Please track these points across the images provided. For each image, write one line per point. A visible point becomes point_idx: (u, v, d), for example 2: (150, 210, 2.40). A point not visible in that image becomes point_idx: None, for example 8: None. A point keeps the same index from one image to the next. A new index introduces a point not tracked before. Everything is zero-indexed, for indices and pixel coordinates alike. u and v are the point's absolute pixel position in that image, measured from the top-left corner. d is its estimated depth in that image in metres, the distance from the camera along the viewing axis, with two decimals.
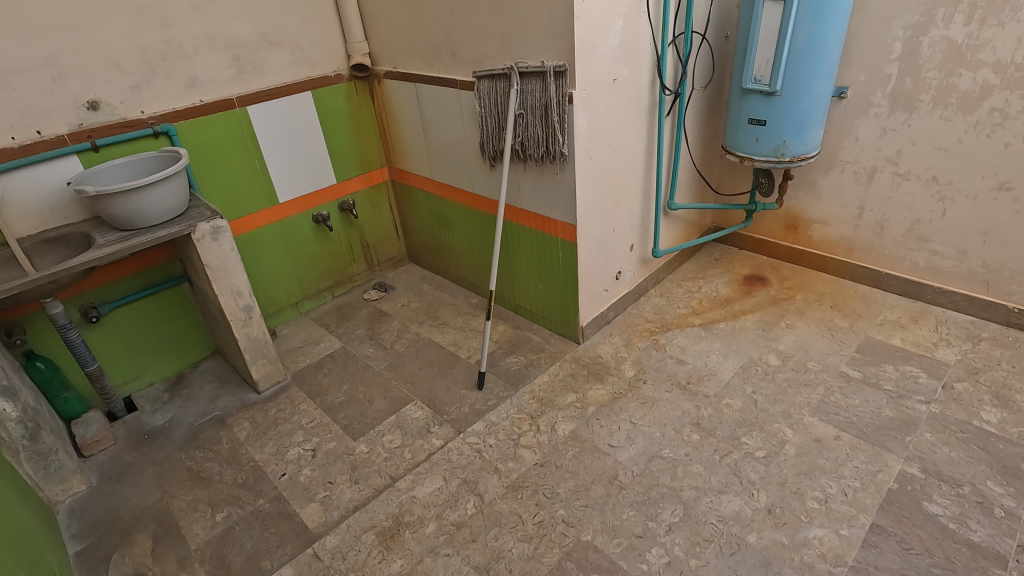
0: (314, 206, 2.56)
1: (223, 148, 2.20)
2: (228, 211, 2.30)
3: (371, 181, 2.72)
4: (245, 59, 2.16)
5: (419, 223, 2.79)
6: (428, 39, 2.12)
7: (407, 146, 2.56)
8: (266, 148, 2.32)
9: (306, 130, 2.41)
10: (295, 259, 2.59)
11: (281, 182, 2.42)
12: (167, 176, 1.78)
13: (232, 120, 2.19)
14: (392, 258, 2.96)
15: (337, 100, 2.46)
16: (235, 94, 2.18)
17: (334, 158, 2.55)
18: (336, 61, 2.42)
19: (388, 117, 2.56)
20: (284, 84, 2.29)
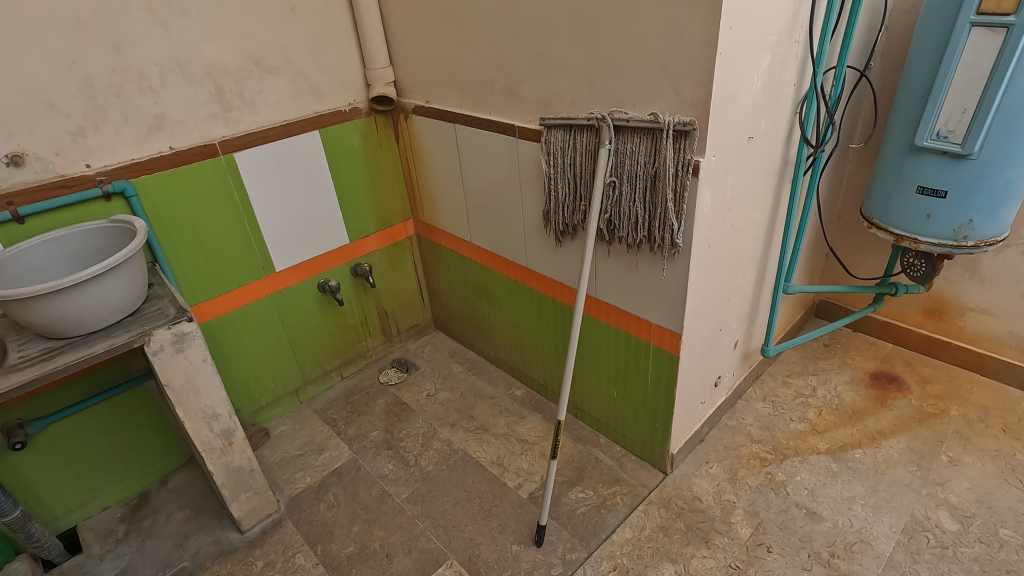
0: (320, 272, 2.02)
1: (201, 209, 1.67)
2: (207, 286, 1.77)
3: (392, 238, 2.18)
4: (231, 92, 1.63)
5: (450, 290, 2.25)
6: (475, 70, 1.58)
7: (439, 199, 2.02)
8: (259, 205, 1.78)
9: (311, 179, 1.87)
10: (295, 339, 2.05)
11: (279, 246, 1.88)
12: (108, 268, 1.24)
13: (213, 172, 1.65)
14: (414, 326, 2.43)
15: (352, 140, 1.92)
16: (218, 138, 1.64)
17: (347, 213, 2.01)
18: (352, 92, 1.88)
19: (416, 162, 2.02)
20: (283, 123, 1.75)
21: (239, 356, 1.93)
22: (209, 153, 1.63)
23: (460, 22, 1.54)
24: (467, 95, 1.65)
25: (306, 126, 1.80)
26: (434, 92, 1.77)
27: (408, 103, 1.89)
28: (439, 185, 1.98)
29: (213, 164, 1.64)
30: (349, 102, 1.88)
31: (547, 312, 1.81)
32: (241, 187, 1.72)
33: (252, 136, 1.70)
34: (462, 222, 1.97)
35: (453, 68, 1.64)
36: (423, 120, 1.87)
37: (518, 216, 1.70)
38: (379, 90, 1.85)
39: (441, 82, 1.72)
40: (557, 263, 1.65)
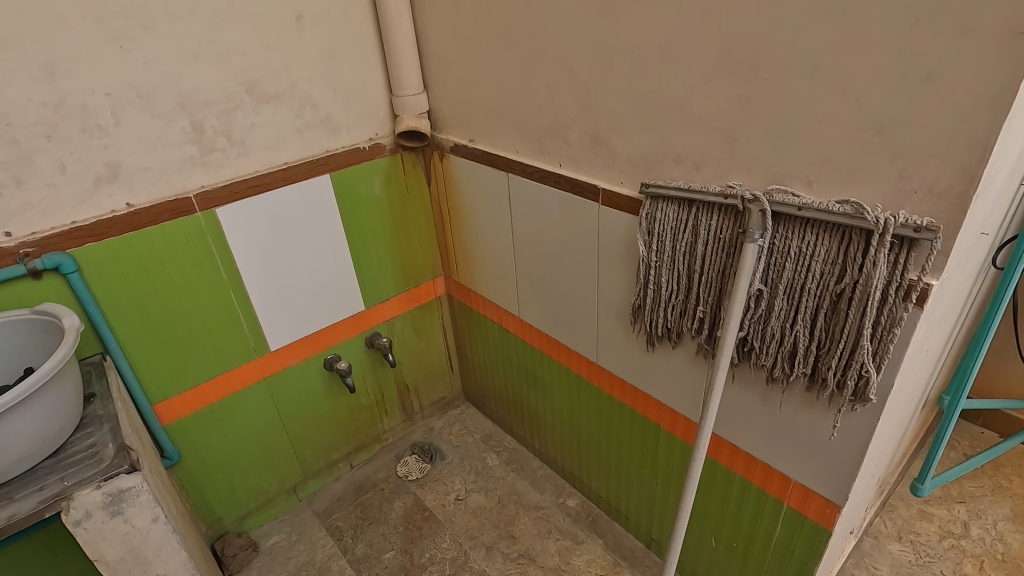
0: (327, 346, 1.61)
1: (170, 281, 1.26)
2: (179, 376, 1.35)
3: (416, 301, 1.76)
4: (213, 129, 1.21)
5: (488, 364, 1.82)
6: (544, 107, 1.14)
7: (479, 259, 1.59)
8: (249, 271, 1.37)
9: (318, 235, 1.46)
10: (294, 429, 1.64)
11: (275, 321, 1.47)
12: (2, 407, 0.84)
13: (187, 233, 1.24)
14: (440, 399, 2.01)
15: (373, 185, 1.50)
16: (195, 190, 1.23)
17: (363, 274, 1.60)
18: (373, 124, 1.46)
19: (452, 212, 1.59)
20: (283, 166, 1.34)
21: (222, 456, 1.52)
22: (182, 209, 1.22)
23: (525, 41, 1.11)
24: (529, 139, 1.22)
25: (313, 170, 1.38)
26: (482, 130, 1.34)
27: (445, 140, 1.46)
28: (480, 244, 1.55)
29: (186, 223, 1.23)
30: (370, 137, 1.46)
31: (621, 422, 1.37)
32: (226, 249, 1.31)
33: (241, 185, 1.28)
34: (508, 292, 1.54)
35: (511, 101, 1.21)
36: (464, 164, 1.44)
37: (591, 301, 1.27)
38: (409, 123, 1.43)
39: (492, 118, 1.28)
40: (645, 371, 1.21)
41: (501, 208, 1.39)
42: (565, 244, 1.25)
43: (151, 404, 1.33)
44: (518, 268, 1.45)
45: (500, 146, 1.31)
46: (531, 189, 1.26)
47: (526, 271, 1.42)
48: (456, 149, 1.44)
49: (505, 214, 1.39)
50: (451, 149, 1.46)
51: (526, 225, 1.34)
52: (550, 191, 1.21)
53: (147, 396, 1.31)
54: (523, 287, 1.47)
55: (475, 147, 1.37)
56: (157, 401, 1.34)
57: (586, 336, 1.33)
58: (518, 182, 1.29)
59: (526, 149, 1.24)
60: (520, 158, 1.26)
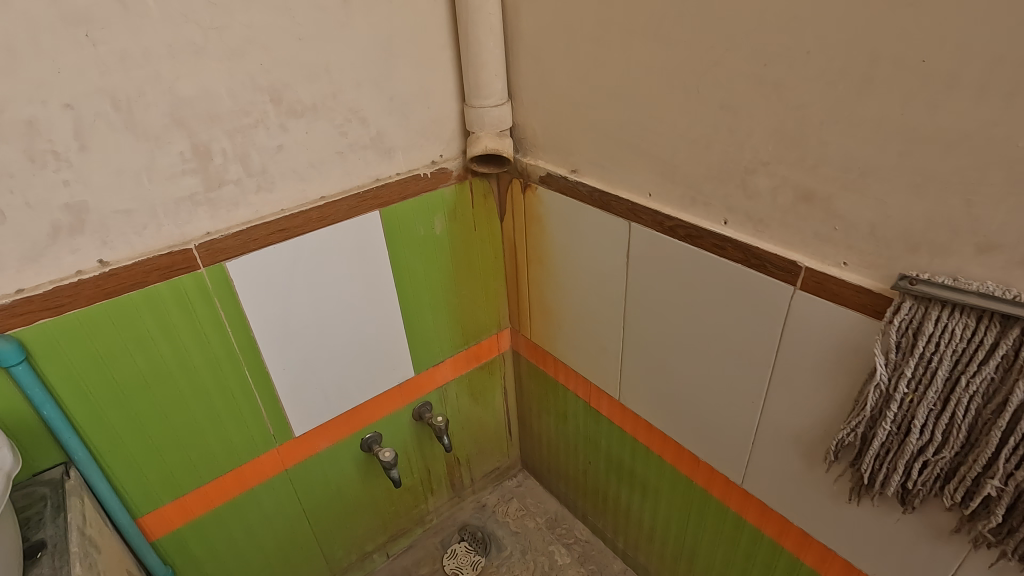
0: (366, 424, 1.26)
1: (162, 361, 0.90)
2: (175, 480, 1.01)
3: (476, 360, 1.40)
4: (224, 154, 0.86)
5: (560, 440, 1.46)
6: (712, 138, 0.76)
7: (565, 319, 1.22)
8: (271, 340, 1.02)
9: (361, 289, 1.10)
10: (322, 523, 1.30)
11: (302, 399, 1.12)
12: None
13: (186, 297, 0.88)
14: (494, 470, 1.65)
15: (433, 222, 1.14)
16: (199, 239, 0.88)
17: (414, 333, 1.24)
18: (438, 144, 1.09)
19: (532, 257, 1.22)
20: (319, 202, 0.98)
21: (230, 566, 1.18)
22: (179, 266, 0.86)
23: (693, 38, 0.73)
24: (675, 179, 0.84)
25: (358, 206, 1.02)
26: (593, 159, 0.96)
27: (533, 166, 1.09)
28: (569, 302, 1.19)
29: (185, 284, 0.88)
30: (432, 160, 1.09)
31: (766, 564, 1.00)
32: (239, 315, 0.95)
33: (263, 229, 0.93)
34: (605, 368, 1.17)
35: (651, 125, 0.83)
36: (558, 200, 1.07)
37: (749, 409, 0.89)
38: (488, 143, 1.05)
39: (614, 145, 0.91)
40: (832, 521, 0.84)
41: (611, 265, 1.02)
42: (717, 329, 0.88)
43: (136, 518, 0.99)
44: (626, 342, 1.08)
45: (621, 183, 0.93)
46: (669, 248, 0.89)
47: (640, 348, 1.05)
48: (548, 180, 1.07)
49: (616, 273, 1.01)
50: (540, 180, 1.09)
51: (651, 294, 0.96)
52: (704, 257, 0.84)
53: (131, 510, 0.97)
54: (630, 366, 1.10)
55: (581, 182, 1.00)
56: (144, 514, 0.99)
57: (730, 449, 0.96)
58: (647, 237, 0.91)
59: (667, 193, 0.86)
60: (655, 204, 0.89)
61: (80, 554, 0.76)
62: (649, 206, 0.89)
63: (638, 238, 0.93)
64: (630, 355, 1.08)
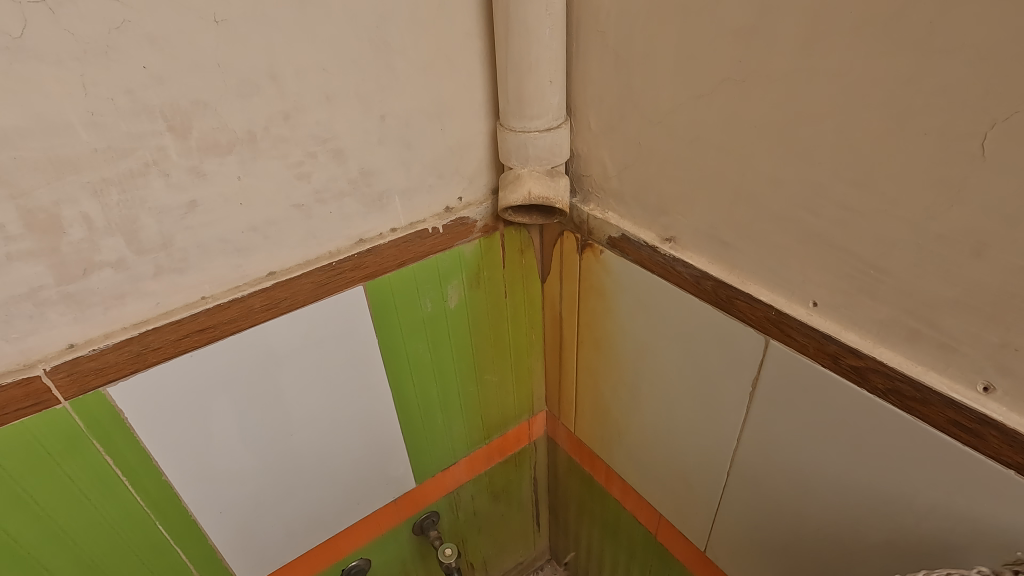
0: (349, 551, 0.93)
1: (9, 538, 0.58)
2: None
3: (499, 454, 1.05)
4: (86, 224, 0.50)
5: (605, 556, 1.11)
6: (999, 243, 0.38)
7: (628, 428, 0.86)
8: (196, 480, 0.68)
9: (337, 393, 0.75)
10: None
11: (252, 540, 0.79)
12: None
13: (36, 447, 0.55)
14: (517, 567, 1.32)
15: (445, 294, 0.78)
16: (54, 357, 0.53)
17: (416, 436, 0.89)
18: (456, 182, 0.72)
19: (584, 339, 0.86)
20: (265, 283, 0.62)
21: None
22: (19, 405, 0.53)
23: (998, 42, 0.34)
24: (882, 296, 0.46)
25: (329, 283, 0.66)
26: (708, 228, 0.59)
27: (598, 221, 0.71)
28: (636, 410, 0.83)
29: (33, 430, 0.54)
30: (447, 206, 0.73)
31: None
32: (137, 457, 0.62)
33: (169, 332, 0.58)
34: (686, 508, 0.81)
35: (844, 196, 0.45)
36: (635, 278, 0.70)
37: None
38: (532, 187, 0.68)
39: (755, 215, 0.53)
40: None
41: (719, 389, 0.65)
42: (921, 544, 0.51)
43: None
44: (728, 492, 0.72)
45: (758, 275, 0.55)
46: (846, 401, 0.51)
47: (753, 510, 0.69)
48: (622, 246, 0.70)
49: (726, 403, 0.65)
50: (608, 242, 0.72)
51: (789, 450, 0.59)
52: (925, 436, 0.47)
53: None
54: (731, 524, 0.74)
55: (681, 259, 0.62)
56: None
57: None
58: (801, 372, 0.54)
59: (856, 312, 0.49)
60: (827, 323, 0.51)
61: None
62: (808, 323, 0.52)
63: (779, 367, 0.56)
64: (734, 511, 0.72)
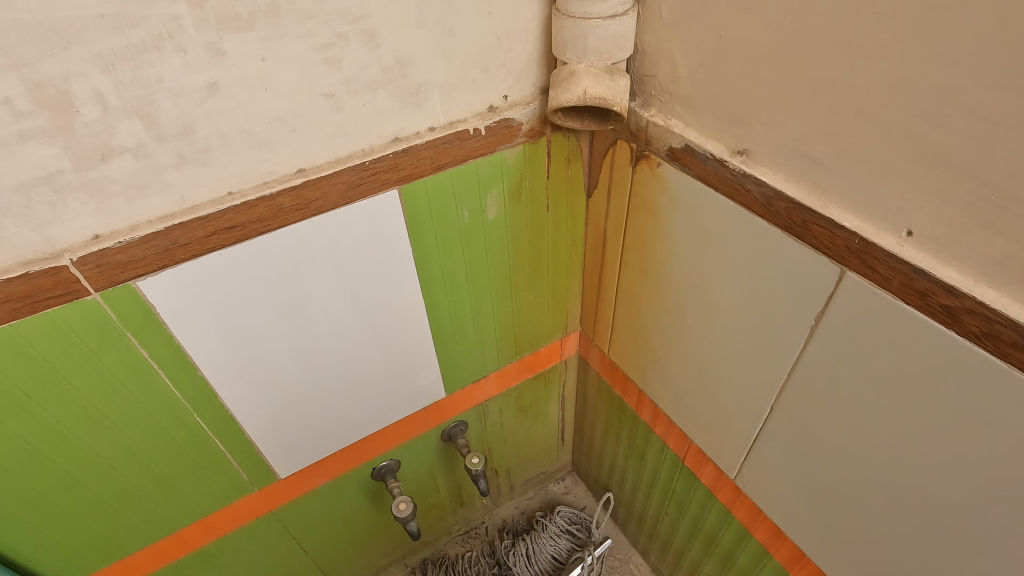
0: (379, 452, 0.95)
1: (58, 421, 0.60)
2: (112, 547, 0.74)
3: (530, 371, 1.04)
4: (101, 103, 0.46)
5: (628, 473, 1.13)
6: None
7: (666, 355, 0.83)
8: (230, 378, 0.68)
9: (370, 302, 0.73)
10: (328, 559, 1.06)
11: (287, 439, 0.81)
12: None
13: (71, 337, 0.55)
14: (538, 476, 1.36)
15: (484, 204, 0.73)
16: (80, 249, 0.51)
17: (448, 350, 0.88)
18: (501, 78, 0.64)
19: (629, 261, 0.81)
20: (296, 180, 0.58)
21: None
22: (49, 294, 0.51)
23: None
24: (1003, 227, 0.39)
25: (360, 184, 0.61)
26: (790, 140, 0.51)
27: (659, 129, 0.64)
28: (678, 338, 0.79)
29: (66, 323, 0.54)
30: (490, 105, 0.65)
31: None
32: (174, 352, 0.62)
33: (196, 228, 0.55)
34: (721, 438, 0.79)
35: (980, 106, 0.37)
36: (695, 197, 0.63)
37: None
38: (589, 87, 0.60)
39: (852, 123, 0.45)
40: None
41: (776, 318, 0.61)
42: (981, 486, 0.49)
43: None
44: (769, 423, 0.70)
45: (844, 199, 0.49)
46: (925, 342, 0.47)
47: (799, 444, 0.67)
48: (684, 158, 0.62)
49: (784, 333, 0.61)
50: (668, 153, 0.64)
51: (846, 387, 0.57)
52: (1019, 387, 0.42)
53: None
54: (769, 454, 0.72)
55: (752, 176, 0.55)
56: None
57: None
58: (879, 308, 0.49)
59: (965, 246, 0.42)
60: (920, 256, 0.45)
61: None
62: (897, 255, 0.46)
63: (857, 300, 0.51)
64: (775, 443, 0.71)
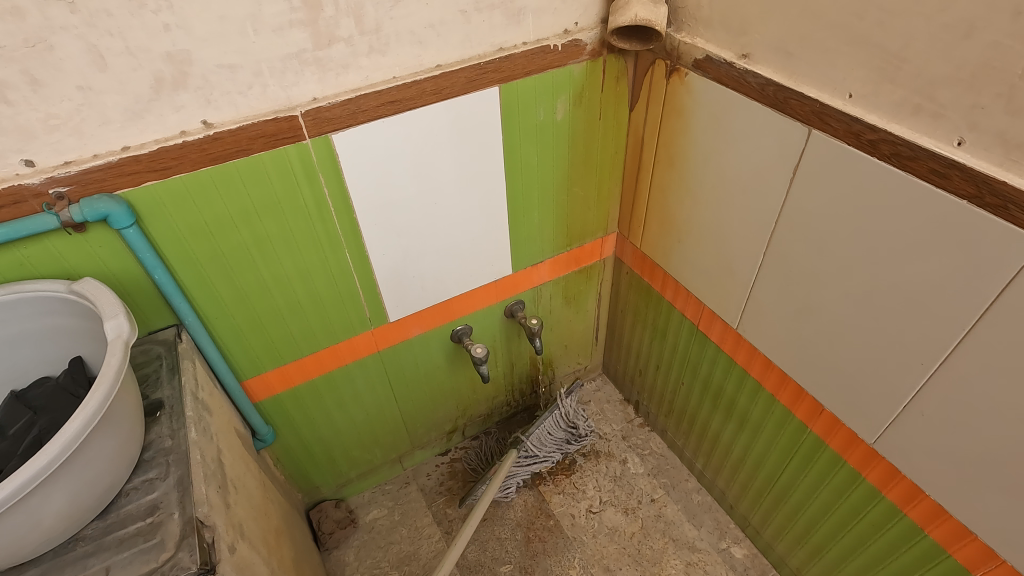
0: (458, 316, 1.22)
1: (268, 236, 0.87)
2: (276, 352, 1.02)
3: (575, 263, 1.30)
4: (335, 5, 0.72)
5: (653, 355, 1.39)
6: (985, 26, 0.55)
7: (686, 232, 1.08)
8: (372, 224, 0.95)
9: (468, 177, 1.00)
10: (407, 409, 1.35)
11: (399, 286, 1.08)
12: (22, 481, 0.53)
13: (289, 172, 0.82)
14: (574, 371, 1.62)
15: (555, 106, 0.98)
16: (305, 106, 0.78)
17: (518, 229, 1.14)
18: (574, 8, 0.90)
19: (660, 159, 1.06)
20: (435, 72, 0.84)
21: (322, 431, 1.24)
22: (284, 135, 0.78)
23: None
24: (901, 80, 0.64)
25: (476, 80, 0.88)
26: (776, 41, 0.76)
27: (687, 46, 0.89)
28: (695, 216, 1.04)
29: (290, 159, 0.81)
30: (566, 29, 0.91)
31: (881, 525, 0.93)
32: (343, 196, 0.89)
33: (373, 99, 0.82)
34: (726, 293, 1.04)
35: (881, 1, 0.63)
36: (711, 95, 0.88)
37: (913, 371, 0.77)
38: (638, 12, 0.85)
39: (817, 25, 0.70)
40: (987, 503, 0.75)
41: (766, 179, 0.86)
42: (896, 271, 0.73)
43: (242, 380, 1.02)
44: (762, 270, 0.94)
45: (810, 78, 0.74)
46: (860, 170, 0.72)
47: (783, 281, 0.91)
48: (705, 67, 0.87)
49: (771, 190, 0.86)
50: (693, 65, 0.90)
51: (813, 221, 0.82)
52: (913, 186, 0.67)
53: (236, 373, 1.00)
54: (761, 295, 0.97)
55: (752, 71, 0.81)
56: (248, 378, 1.03)
57: (874, 410, 0.85)
58: (832, 152, 0.74)
59: (880, 97, 0.67)
60: (855, 110, 0.70)
61: (195, 419, 0.77)
62: (842, 110, 0.71)
63: (819, 151, 0.76)
64: (766, 286, 0.95)
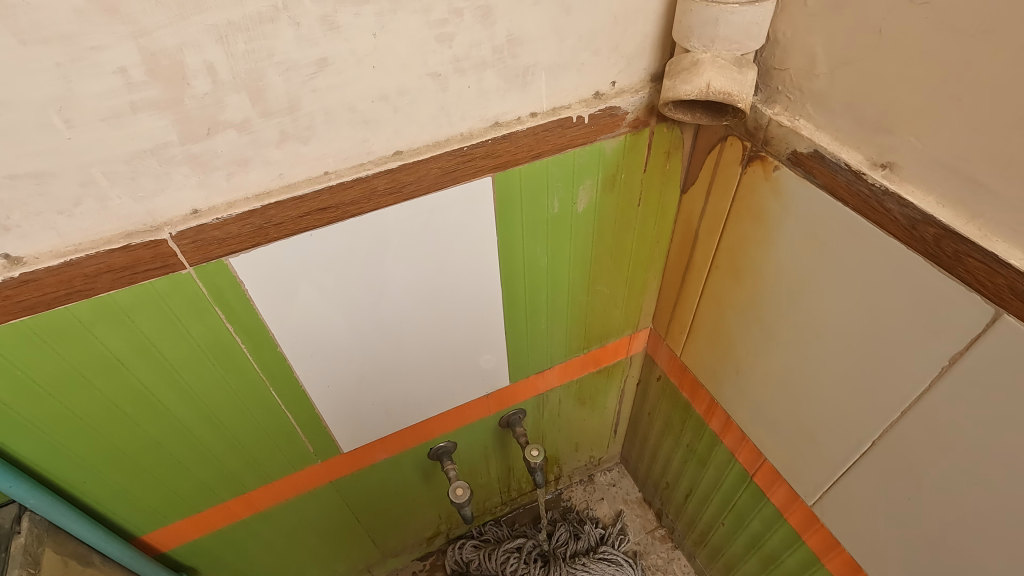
0: (438, 434, 0.95)
1: (147, 387, 0.60)
2: (183, 503, 0.76)
3: (593, 364, 1.01)
4: (212, 76, 0.43)
5: (686, 476, 1.10)
6: None
7: (749, 365, 0.78)
8: (305, 355, 0.67)
9: (448, 288, 0.71)
10: (375, 525, 1.09)
11: (354, 414, 0.80)
12: None
13: (165, 311, 0.54)
14: (586, 464, 1.34)
15: (575, 195, 0.68)
16: (179, 222, 0.50)
17: (518, 337, 0.86)
18: (612, 63, 0.59)
19: (720, 265, 0.76)
20: (392, 162, 0.55)
21: (263, 562, 0.99)
22: (147, 267, 0.50)
23: None
24: None
25: (457, 169, 0.58)
26: (951, 158, 0.45)
27: (783, 130, 0.58)
28: (765, 353, 0.74)
29: (161, 295, 0.53)
30: (597, 92, 0.61)
31: None
32: (257, 330, 0.61)
33: (291, 208, 0.53)
34: (800, 459, 0.75)
35: None
36: (814, 208, 0.58)
37: None
38: (713, 79, 0.54)
39: None
40: None
41: (893, 349, 0.56)
42: None
43: (138, 537, 0.77)
44: (865, 457, 0.65)
45: (1012, 231, 0.43)
46: None
47: (898, 483, 0.62)
48: (810, 166, 0.56)
49: (900, 367, 0.56)
50: (789, 159, 0.59)
51: (973, 435, 0.51)
52: None
53: (127, 532, 0.74)
54: (858, 487, 0.67)
55: (895, 194, 0.49)
56: (147, 533, 0.77)
57: None
58: None
59: None
60: None
61: None
62: None
63: (1007, 347, 0.45)
64: (869, 478, 0.65)
